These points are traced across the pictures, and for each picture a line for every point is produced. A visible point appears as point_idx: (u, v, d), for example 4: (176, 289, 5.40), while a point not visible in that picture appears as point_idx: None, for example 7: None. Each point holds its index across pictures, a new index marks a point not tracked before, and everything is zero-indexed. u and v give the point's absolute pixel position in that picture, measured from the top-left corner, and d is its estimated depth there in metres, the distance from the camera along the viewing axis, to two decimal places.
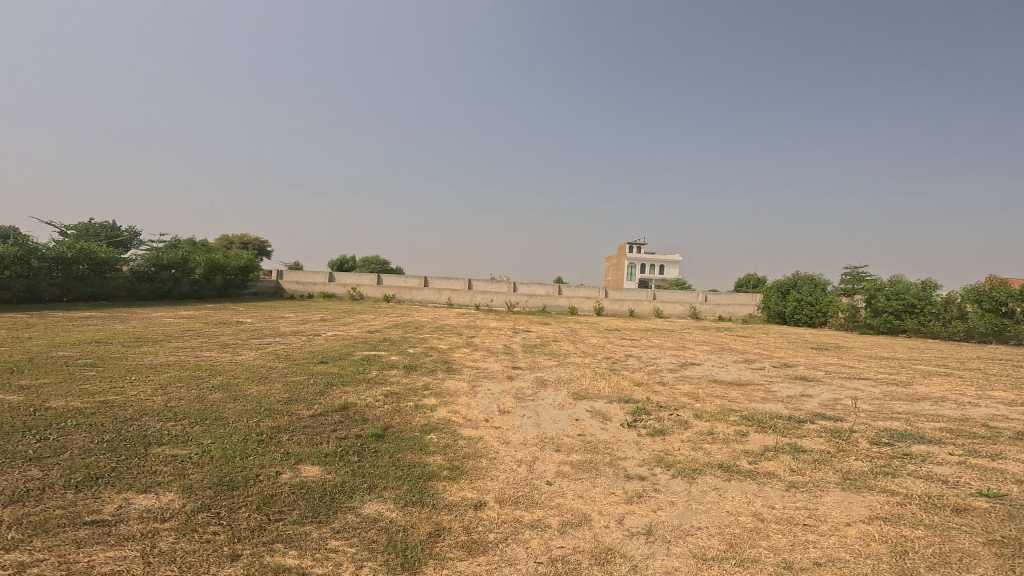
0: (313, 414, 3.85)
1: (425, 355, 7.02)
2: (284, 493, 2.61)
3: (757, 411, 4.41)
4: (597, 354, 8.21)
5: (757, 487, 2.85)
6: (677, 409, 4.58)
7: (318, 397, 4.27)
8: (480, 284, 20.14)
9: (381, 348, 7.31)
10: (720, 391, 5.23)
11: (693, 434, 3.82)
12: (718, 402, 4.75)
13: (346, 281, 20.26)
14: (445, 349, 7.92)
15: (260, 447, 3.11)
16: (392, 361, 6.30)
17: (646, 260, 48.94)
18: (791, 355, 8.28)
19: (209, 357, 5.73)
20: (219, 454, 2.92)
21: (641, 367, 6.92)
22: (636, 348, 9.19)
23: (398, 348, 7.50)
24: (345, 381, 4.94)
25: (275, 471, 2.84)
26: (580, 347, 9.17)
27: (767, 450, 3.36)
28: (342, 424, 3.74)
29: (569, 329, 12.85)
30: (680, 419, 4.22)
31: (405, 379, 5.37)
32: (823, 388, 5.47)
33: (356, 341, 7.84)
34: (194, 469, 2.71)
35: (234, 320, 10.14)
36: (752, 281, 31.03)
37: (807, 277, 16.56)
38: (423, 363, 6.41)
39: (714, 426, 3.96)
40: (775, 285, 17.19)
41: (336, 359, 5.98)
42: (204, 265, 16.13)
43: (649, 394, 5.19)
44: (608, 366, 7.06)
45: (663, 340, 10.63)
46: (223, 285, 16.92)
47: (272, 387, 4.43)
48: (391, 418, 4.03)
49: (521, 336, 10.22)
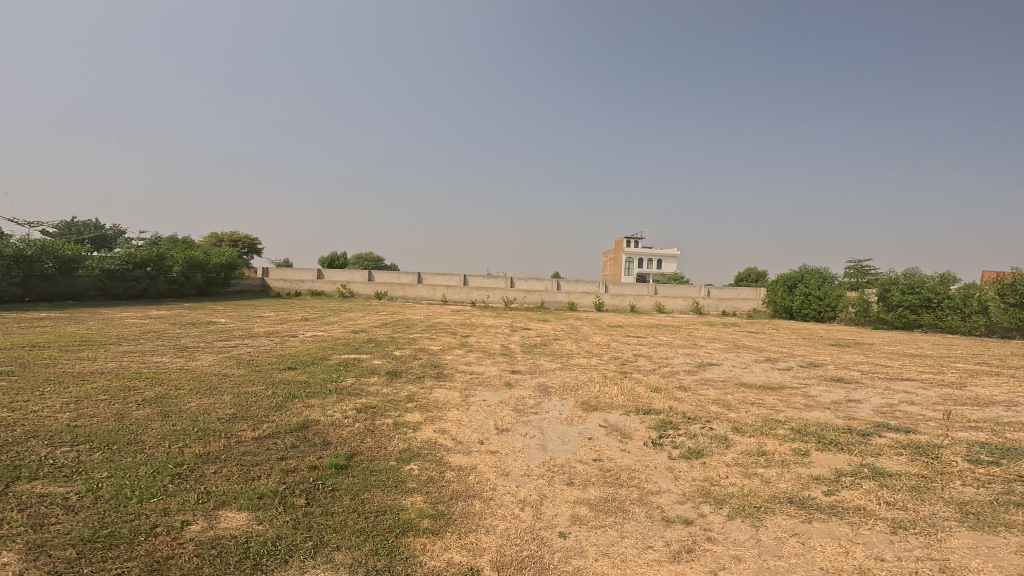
0: (260, 435, 3.08)
1: (411, 359, 6.22)
2: (183, 556, 1.86)
3: (806, 421, 3.68)
4: (603, 355, 7.46)
5: (851, 529, 2.12)
6: (709, 421, 3.85)
7: (272, 413, 3.50)
8: (475, 280, 19.37)
9: (363, 350, 6.50)
10: (755, 398, 4.50)
11: (739, 455, 3.09)
12: (756, 411, 4.02)
13: (336, 278, 19.38)
14: (435, 351, 7.12)
15: (172, 484, 2.36)
16: (373, 366, 5.52)
17: (644, 255, 48.29)
18: (815, 353, 7.58)
19: (158, 362, 4.92)
20: (109, 495, 2.18)
21: (655, 369, 6.17)
22: (644, 347, 8.45)
23: (382, 350, 6.70)
24: (312, 392, 4.15)
25: (182, 520, 2.09)
26: (584, 347, 8.42)
27: (843, 475, 2.64)
28: (296, 450, 2.97)
29: (570, 327, 12.12)
30: (717, 436, 3.48)
31: (386, 389, 4.59)
32: (869, 391, 4.76)
33: (336, 342, 7.02)
34: (60, 519, 1.97)
35: (205, 319, 9.26)
36: (753, 276, 30.47)
37: (814, 271, 15.95)
38: (410, 368, 5.63)
39: (763, 444, 3.22)
40: (781, 279, 16.56)
41: (308, 365, 5.19)
42: (183, 263, 15.14)
43: (671, 402, 4.45)
44: (618, 369, 6.31)
45: (671, 338, 9.92)
46: (205, 284, 15.96)
47: (217, 401, 3.64)
48: (361, 441, 3.26)
49: (519, 335, 9.45)
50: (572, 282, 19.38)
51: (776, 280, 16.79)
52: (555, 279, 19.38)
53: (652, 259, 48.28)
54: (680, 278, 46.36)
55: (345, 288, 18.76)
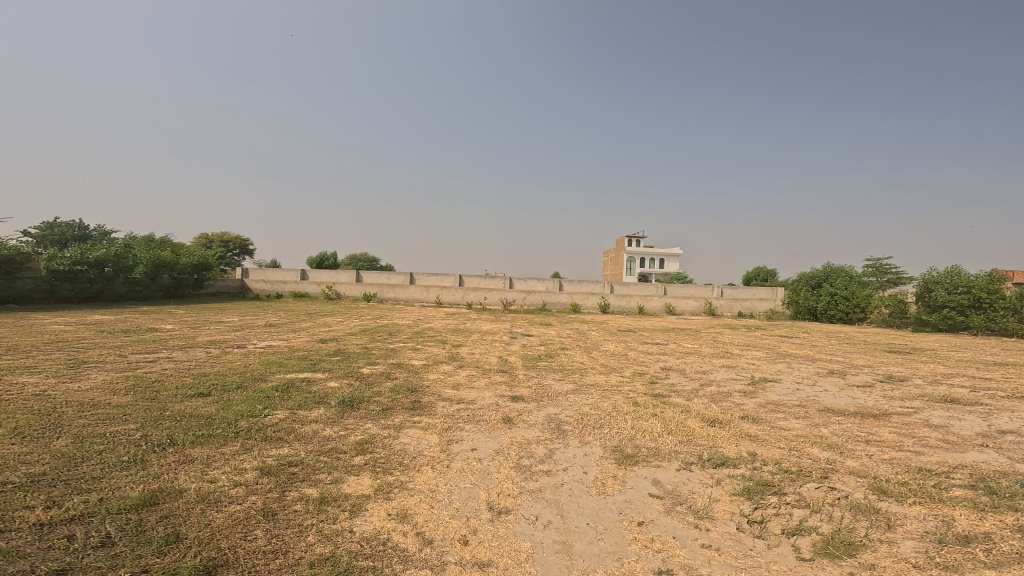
0: (50, 520, 1.92)
1: (382, 379, 4.86)
2: None
3: (979, 476, 2.51)
4: (624, 369, 6.09)
5: None
6: (825, 477, 2.62)
7: (105, 477, 2.30)
8: (472, 280, 17.98)
9: (321, 366, 5.12)
10: (864, 432, 3.33)
11: (929, 548, 1.93)
12: (885, 456, 2.88)
13: (320, 279, 17.94)
14: (416, 367, 5.73)
15: None
16: (326, 390, 4.14)
17: (645, 255, 47.01)
18: (879, 364, 6.32)
19: (16, 387, 3.57)
20: None
21: (698, 388, 4.83)
22: (669, 356, 7.12)
23: (347, 365, 5.33)
24: (202, 436, 2.86)
25: None
26: (597, 357, 7.10)
27: None
28: (89, 555, 1.76)
29: (576, 332, 10.74)
30: (861, 506, 2.30)
31: (329, 431, 3.24)
32: (1014, 420, 3.52)
33: (291, 355, 5.65)
34: None
35: (150, 325, 7.86)
36: (762, 275, 29.13)
37: (840, 269, 14.62)
38: (378, 394, 4.26)
39: (951, 522, 2.10)
40: (803, 278, 15.23)
41: (229, 391, 3.84)
42: (149, 262, 13.72)
43: (744, 445, 3.17)
44: (648, 389, 4.95)
45: (697, 344, 8.57)
46: (175, 285, 14.50)
47: (31, 452, 2.45)
48: (236, 538, 1.96)
49: (519, 343, 8.09)
50: (574, 282, 17.99)
51: (797, 279, 15.44)
52: (555, 278, 17.99)
53: (653, 258, 46.98)
54: (683, 277, 45.10)
55: (330, 290, 17.39)
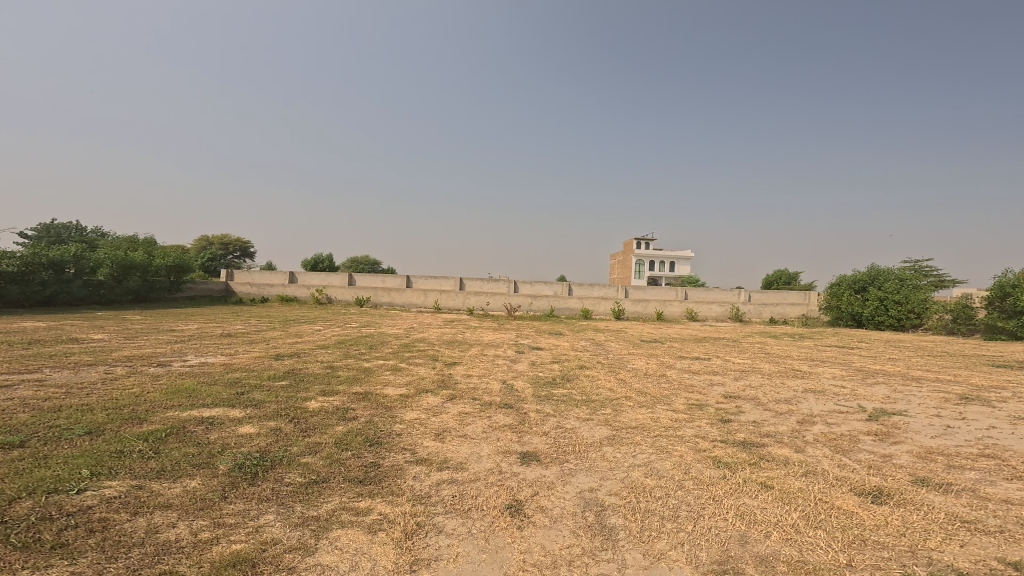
0: None
1: (330, 421, 3.39)
2: None
3: None
4: (673, 398, 4.59)
5: None
6: None
7: None
8: (474, 284, 16.53)
9: (250, 399, 3.65)
10: None
11: None
12: None
13: (309, 281, 16.55)
14: (387, 399, 4.23)
15: None
16: (228, 445, 2.71)
17: (654, 257, 45.26)
18: (1013, 385, 4.82)
19: None
20: None
21: (798, 434, 3.35)
22: (724, 375, 5.59)
23: (289, 395, 3.86)
24: None
25: None
26: (630, 379, 5.56)
27: None
28: None
29: (594, 343, 9.24)
30: None
31: (177, 530, 1.88)
32: None
33: (217, 380, 4.20)
34: None
35: (75, 335, 6.43)
36: (785, 278, 27.33)
37: (888, 270, 12.83)
38: (317, 452, 2.82)
39: None
40: (843, 281, 13.54)
41: (68, 440, 2.52)
42: (115, 262, 12.47)
43: (983, 546, 1.90)
44: (724, 433, 3.47)
45: (746, 358, 7.05)
46: (146, 288, 13.16)
47: None
48: None
49: (528, 360, 6.58)
50: (585, 286, 16.45)
51: (838, 283, 13.74)
52: (565, 281, 16.46)
53: (663, 260, 45.28)
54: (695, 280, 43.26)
55: (318, 293, 15.98)
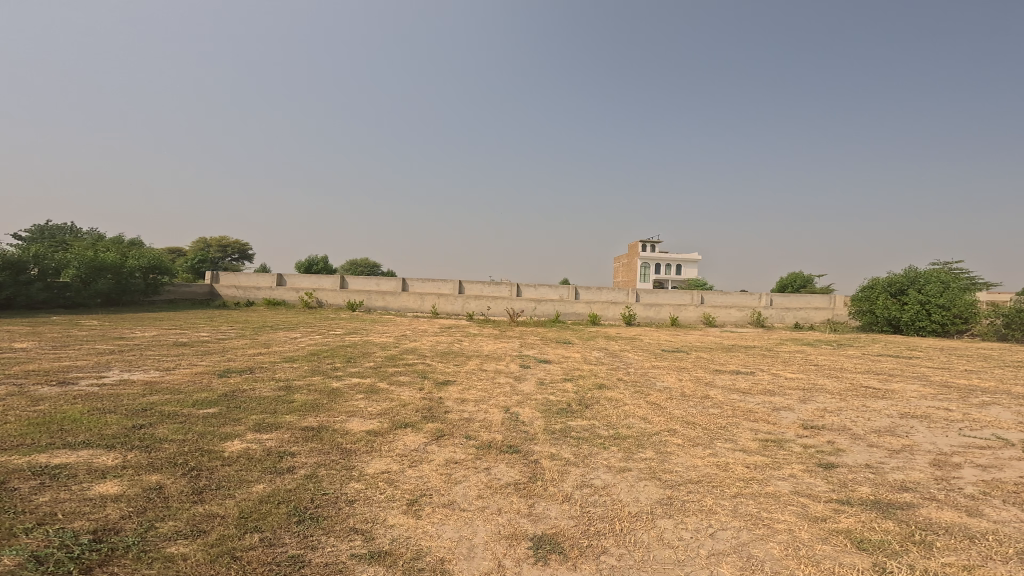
0: None
1: (248, 477, 2.38)
2: None
3: None
4: (733, 432, 3.53)
5: None
6: None
7: None
8: (473, 288, 15.45)
9: (145, 437, 2.67)
10: None
11: None
12: None
13: (297, 284, 15.51)
14: (348, 439, 3.14)
15: None
16: (41, 525, 1.75)
17: (659, 260, 44.02)
18: None
19: None
20: None
21: (952, 487, 2.41)
22: (784, 397, 4.52)
23: (204, 432, 2.84)
24: None
25: None
26: (665, 403, 4.47)
27: None
28: None
29: (609, 354, 8.17)
30: None
31: None
32: None
33: (116, 409, 3.14)
34: None
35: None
36: (799, 282, 26.20)
37: (927, 272, 11.75)
38: (197, 536, 1.83)
39: None
40: (877, 284, 12.42)
41: None
42: (83, 262, 11.44)
43: None
44: (838, 490, 2.48)
45: (796, 373, 5.99)
46: (118, 290, 12.19)
47: None
48: None
49: (536, 377, 5.51)
50: (592, 290, 15.36)
51: (870, 287, 12.61)
52: (571, 285, 15.38)
53: (669, 264, 44.20)
54: (702, 283, 41.99)
55: (307, 296, 14.91)
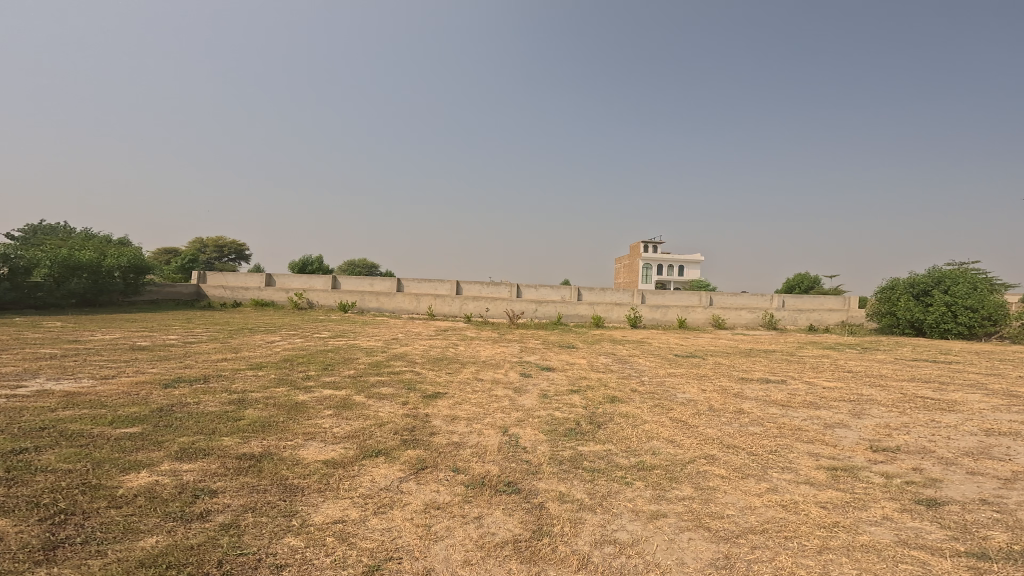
0: None
1: (139, 526, 1.86)
2: None
3: None
4: (787, 460, 2.92)
5: None
6: None
7: None
8: (472, 288, 14.79)
9: (20, 465, 2.18)
10: None
11: None
12: None
13: (287, 284, 14.83)
14: (296, 472, 2.50)
15: None
16: None
17: (661, 261, 43.32)
18: None
19: None
20: None
21: None
22: (833, 413, 3.93)
23: (104, 460, 2.31)
24: None
25: None
26: (692, 419, 3.84)
27: None
28: None
29: (619, 359, 7.53)
30: None
31: None
32: None
33: (4, 429, 2.60)
34: None
35: None
36: (807, 284, 25.50)
37: (953, 271, 11.10)
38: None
39: None
40: (899, 285, 11.75)
41: None
42: (55, 261, 10.76)
43: None
44: (961, 536, 1.99)
45: (833, 381, 5.37)
46: (95, 290, 11.54)
47: None
48: None
49: (539, 388, 4.85)
50: (596, 290, 14.68)
51: (891, 288, 11.95)
52: (574, 286, 14.71)
53: (671, 265, 43.58)
54: (705, 284, 41.27)
55: (297, 297, 14.23)
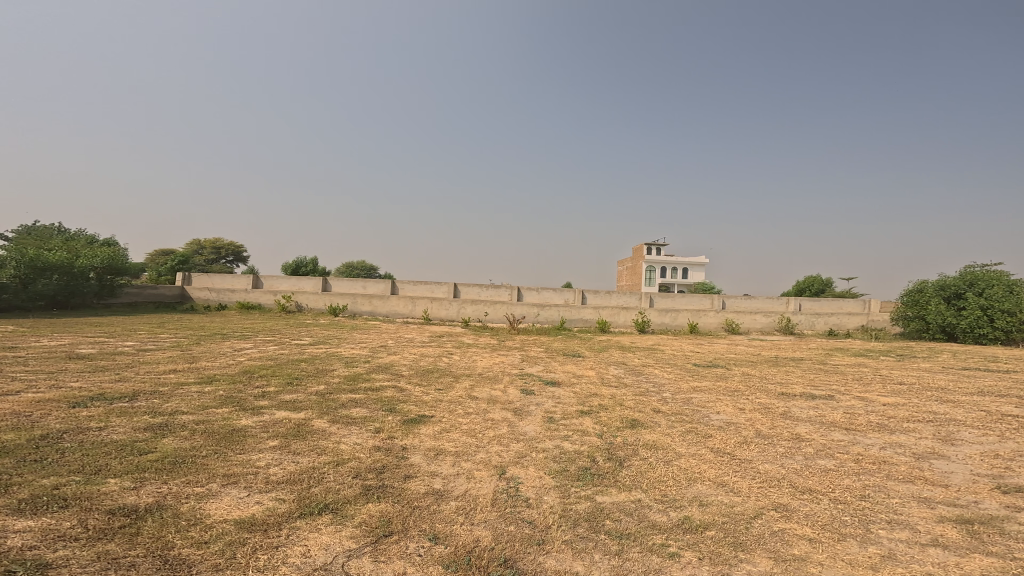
0: None
1: None
2: None
3: None
4: (891, 511, 2.18)
5: None
6: None
7: None
8: (471, 291, 14.02)
9: None
10: None
11: None
12: None
13: (275, 287, 14.06)
14: (189, 539, 1.83)
15: None
16: None
17: (665, 263, 42.52)
18: None
19: None
20: None
21: None
22: (915, 439, 3.16)
23: None
24: None
25: None
26: (739, 450, 3.05)
27: None
28: None
29: (632, 369, 6.75)
30: None
31: None
32: None
33: None
34: None
35: None
36: (818, 286, 24.63)
37: (986, 273, 10.35)
38: None
39: None
40: (927, 288, 10.98)
41: None
42: (22, 261, 10.06)
43: None
44: None
45: (891, 395, 4.58)
46: (67, 293, 10.81)
47: None
48: None
49: (545, 409, 4.07)
50: (602, 294, 13.89)
51: (918, 291, 11.17)
52: (578, 289, 13.93)
53: (675, 267, 42.76)
54: (709, 287, 40.44)
55: (286, 300, 13.47)
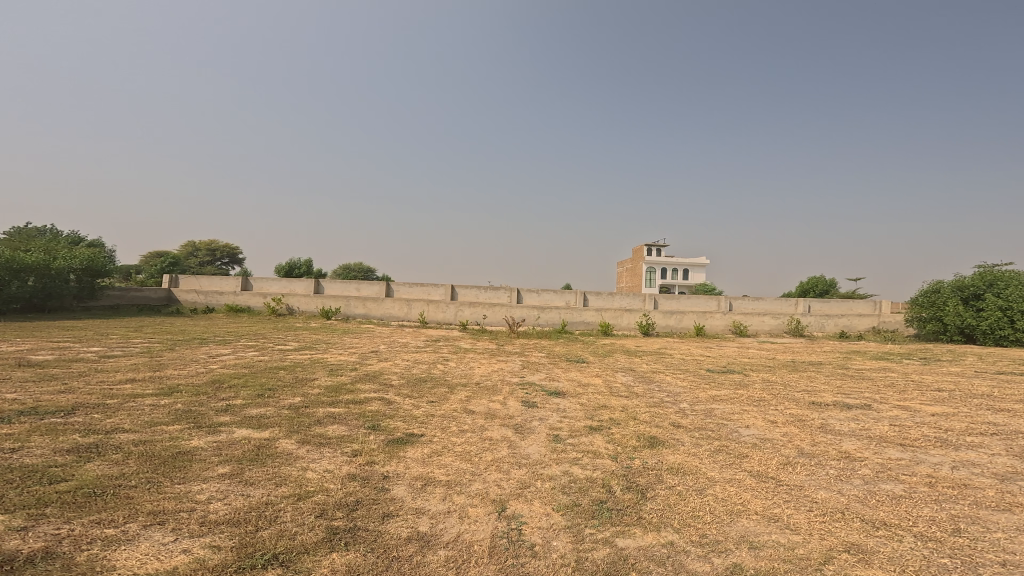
0: None
1: None
2: None
3: None
4: (1002, 551, 1.77)
5: None
6: None
7: None
8: (469, 293, 13.54)
9: None
10: None
11: None
12: None
13: (265, 289, 13.53)
14: None
15: None
16: None
17: (665, 265, 42.11)
18: None
19: None
20: None
21: None
22: (986, 456, 2.72)
23: None
24: None
25: None
26: (784, 474, 2.58)
27: None
28: None
29: (642, 376, 6.26)
30: None
31: None
32: None
33: None
34: None
35: None
36: (822, 287, 24.25)
37: (1004, 273, 9.96)
38: None
39: None
40: (943, 288, 10.57)
41: None
42: None
43: None
44: None
45: (935, 403, 4.13)
46: (44, 295, 10.27)
47: None
48: None
49: (550, 425, 3.58)
50: (604, 296, 13.42)
51: (933, 291, 10.75)
52: (579, 291, 13.46)
53: (676, 269, 42.35)
54: (710, 288, 40.00)
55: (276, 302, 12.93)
